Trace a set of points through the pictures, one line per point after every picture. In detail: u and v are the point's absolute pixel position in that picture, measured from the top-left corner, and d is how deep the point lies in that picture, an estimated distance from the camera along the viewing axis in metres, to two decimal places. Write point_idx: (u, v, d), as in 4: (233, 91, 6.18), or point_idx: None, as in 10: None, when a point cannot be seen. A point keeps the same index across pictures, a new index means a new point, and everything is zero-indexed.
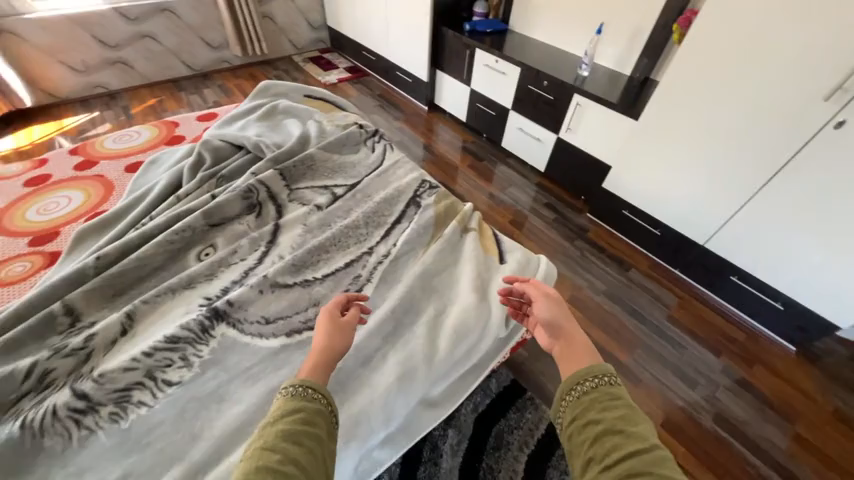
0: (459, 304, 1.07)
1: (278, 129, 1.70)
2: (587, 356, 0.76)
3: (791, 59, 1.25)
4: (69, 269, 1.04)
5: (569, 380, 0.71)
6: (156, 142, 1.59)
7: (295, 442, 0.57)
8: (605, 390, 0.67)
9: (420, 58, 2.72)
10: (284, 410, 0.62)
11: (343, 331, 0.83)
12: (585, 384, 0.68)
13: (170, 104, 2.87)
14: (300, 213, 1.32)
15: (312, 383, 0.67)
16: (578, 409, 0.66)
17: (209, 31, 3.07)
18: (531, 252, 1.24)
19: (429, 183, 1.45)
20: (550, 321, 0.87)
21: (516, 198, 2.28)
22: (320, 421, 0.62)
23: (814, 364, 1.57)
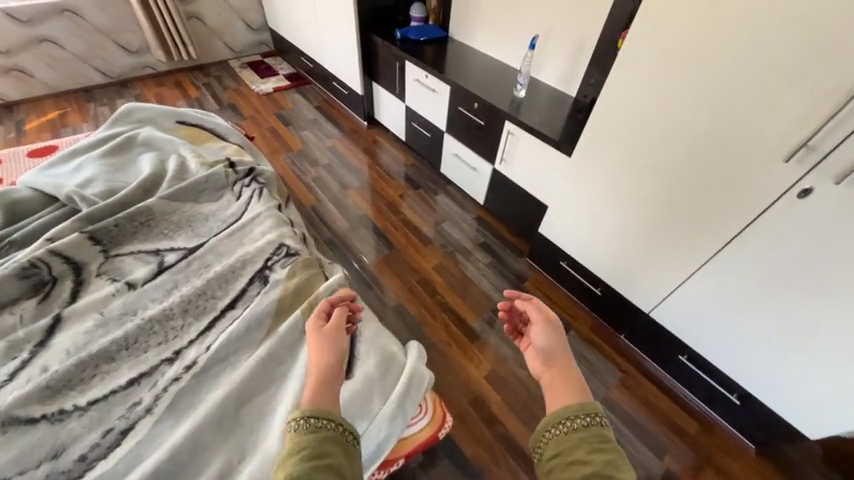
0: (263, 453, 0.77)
1: (126, 167, 1.37)
2: (579, 391, 0.76)
3: (739, 106, 0.94)
4: None
5: (561, 413, 0.70)
6: None
7: (319, 474, 0.57)
8: (596, 432, 0.67)
9: (352, 70, 2.41)
10: (294, 444, 0.62)
11: (336, 340, 0.82)
12: (578, 417, 0.69)
13: (73, 118, 2.53)
14: (100, 296, 1.00)
15: (320, 411, 0.67)
16: (567, 442, 0.67)
17: (124, 34, 2.73)
18: (392, 355, 0.95)
19: (287, 247, 1.13)
20: (550, 350, 0.88)
21: (449, 236, 1.97)
22: (335, 449, 0.63)
23: (777, 469, 1.28)
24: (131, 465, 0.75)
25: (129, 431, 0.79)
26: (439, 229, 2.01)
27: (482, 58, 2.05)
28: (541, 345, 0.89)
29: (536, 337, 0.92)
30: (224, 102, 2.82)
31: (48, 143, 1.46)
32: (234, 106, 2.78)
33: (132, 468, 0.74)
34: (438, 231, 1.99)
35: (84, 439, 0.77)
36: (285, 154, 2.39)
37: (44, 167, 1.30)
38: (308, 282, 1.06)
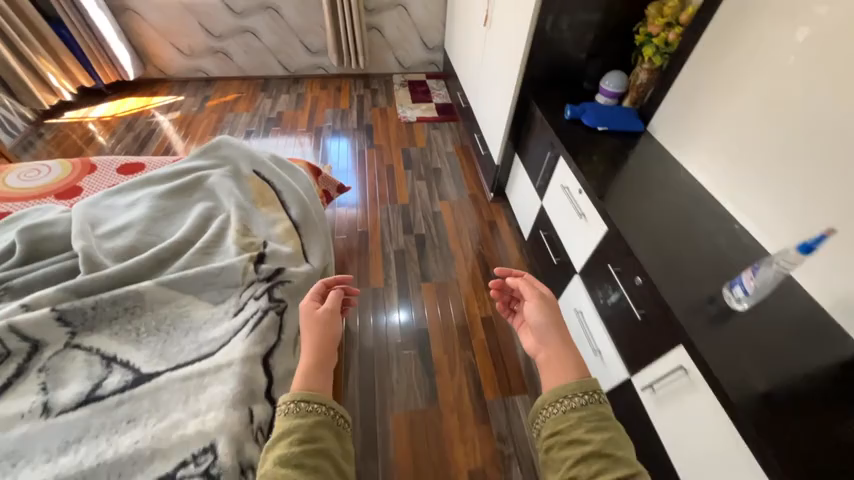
0: None
1: (172, 218, 1.21)
2: (575, 371, 0.67)
3: None
4: None
5: (562, 387, 0.60)
6: (46, 190, 1.28)
7: (305, 460, 0.56)
8: (590, 410, 0.57)
9: (497, 133, 1.90)
10: (283, 431, 0.61)
11: (327, 321, 0.84)
12: (574, 396, 0.59)
13: (241, 105, 2.76)
14: (6, 413, 0.80)
15: (315, 395, 0.66)
16: (565, 419, 0.57)
17: (310, 36, 2.83)
18: None
19: (216, 456, 0.75)
20: (539, 326, 0.79)
21: (517, 423, 1.32)
22: (324, 433, 0.62)
23: None
24: None
25: None
26: (508, 404, 1.38)
27: (685, 186, 1.25)
28: (536, 322, 0.81)
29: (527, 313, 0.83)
30: (365, 121, 2.67)
31: (142, 158, 1.42)
32: (371, 129, 2.60)
33: None
34: (506, 408, 1.36)
35: None
36: (386, 205, 2.08)
37: (108, 193, 1.23)
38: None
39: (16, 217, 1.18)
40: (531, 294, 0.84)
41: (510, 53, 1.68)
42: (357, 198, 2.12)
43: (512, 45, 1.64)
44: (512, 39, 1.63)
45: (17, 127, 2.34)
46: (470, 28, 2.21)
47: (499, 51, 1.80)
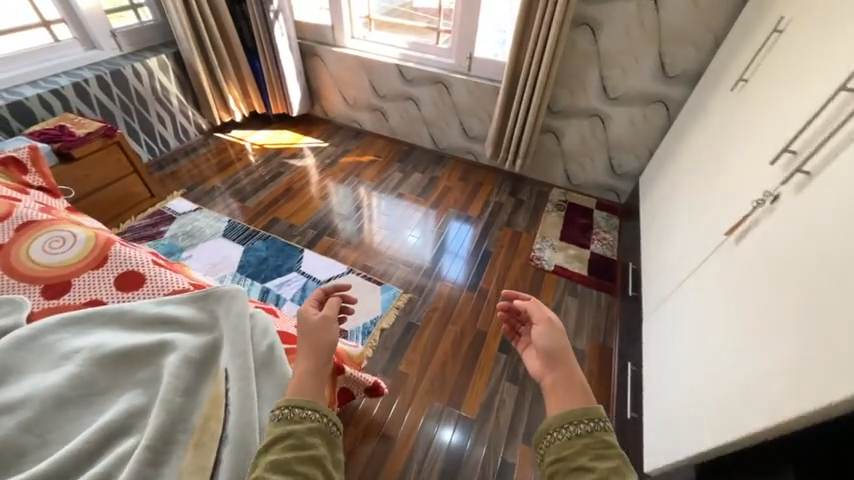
0: None
1: (83, 408, 0.82)
2: (580, 394, 0.70)
3: None
4: None
5: (572, 413, 0.65)
6: (43, 273, 1.07)
7: (297, 466, 0.65)
8: (599, 439, 0.61)
9: (672, 427, 1.00)
10: (277, 436, 0.69)
11: (322, 321, 0.91)
12: (580, 426, 0.63)
13: (370, 171, 2.50)
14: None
15: (308, 405, 0.74)
16: (574, 444, 0.61)
17: (472, 119, 2.39)
18: None
19: None
20: (545, 348, 0.77)
21: None
22: (316, 440, 0.70)
23: None
24: None
25: None
26: None
27: None
28: (543, 344, 0.79)
29: (535, 337, 0.81)
30: (486, 244, 2.04)
31: (156, 267, 1.12)
32: (487, 259, 1.96)
33: None
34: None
35: None
36: (442, 405, 1.39)
37: (66, 320, 0.93)
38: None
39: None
40: (540, 319, 0.82)
41: (769, 358, 0.75)
42: (413, 369, 1.49)
43: (781, 350, 0.73)
44: (790, 344, 0.72)
45: (190, 133, 2.55)
46: (692, 201, 1.33)
47: (740, 317, 0.88)
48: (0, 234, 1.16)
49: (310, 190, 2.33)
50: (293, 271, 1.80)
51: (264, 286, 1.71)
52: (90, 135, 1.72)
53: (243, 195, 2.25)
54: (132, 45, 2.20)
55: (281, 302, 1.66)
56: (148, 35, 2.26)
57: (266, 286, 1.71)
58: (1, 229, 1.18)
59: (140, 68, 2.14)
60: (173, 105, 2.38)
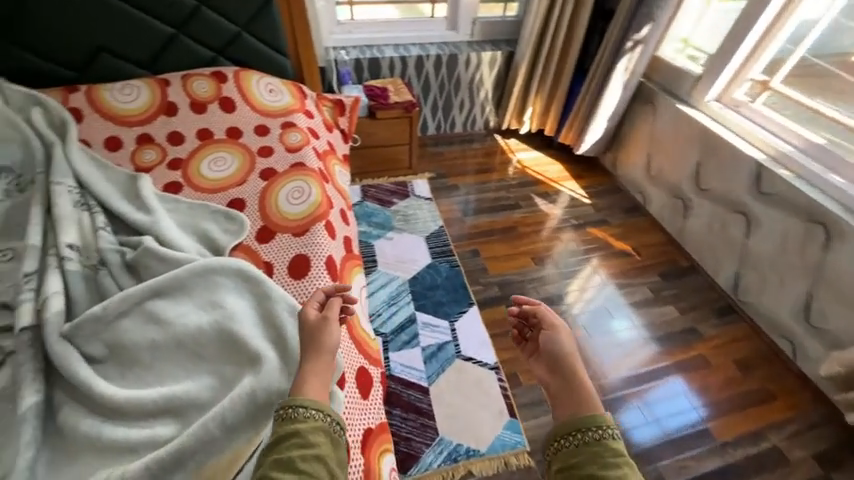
0: None
1: (183, 361, 0.88)
2: (583, 402, 0.81)
3: None
4: (80, 170, 1.24)
5: (580, 421, 0.76)
6: (272, 212, 1.24)
7: (300, 464, 0.65)
8: (603, 445, 0.71)
9: None
10: (280, 435, 0.70)
11: (318, 320, 0.88)
12: (590, 434, 0.73)
13: (615, 261, 1.90)
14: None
15: (306, 403, 0.74)
16: (589, 451, 0.71)
17: (833, 306, 1.41)
18: None
19: None
20: (554, 356, 0.92)
21: None
22: (319, 438, 0.71)
23: None
24: None
25: None
26: None
27: None
28: (551, 351, 0.93)
29: (544, 346, 0.95)
30: None
31: (325, 266, 1.12)
32: None
33: None
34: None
35: None
36: None
37: (241, 270, 1.02)
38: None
39: (226, 213, 1.22)
40: (549, 325, 0.97)
41: None
42: None
43: None
44: None
45: (476, 126, 2.59)
46: None
47: None
48: (283, 163, 1.43)
49: (530, 241, 1.98)
50: (447, 319, 1.59)
51: (413, 314, 1.59)
52: (397, 104, 1.94)
53: (476, 205, 2.15)
54: (482, 34, 2.33)
55: (413, 342, 1.50)
56: (500, 30, 2.35)
57: (415, 315, 1.58)
58: (287, 158, 1.46)
59: (473, 57, 2.26)
60: (479, 97, 2.45)
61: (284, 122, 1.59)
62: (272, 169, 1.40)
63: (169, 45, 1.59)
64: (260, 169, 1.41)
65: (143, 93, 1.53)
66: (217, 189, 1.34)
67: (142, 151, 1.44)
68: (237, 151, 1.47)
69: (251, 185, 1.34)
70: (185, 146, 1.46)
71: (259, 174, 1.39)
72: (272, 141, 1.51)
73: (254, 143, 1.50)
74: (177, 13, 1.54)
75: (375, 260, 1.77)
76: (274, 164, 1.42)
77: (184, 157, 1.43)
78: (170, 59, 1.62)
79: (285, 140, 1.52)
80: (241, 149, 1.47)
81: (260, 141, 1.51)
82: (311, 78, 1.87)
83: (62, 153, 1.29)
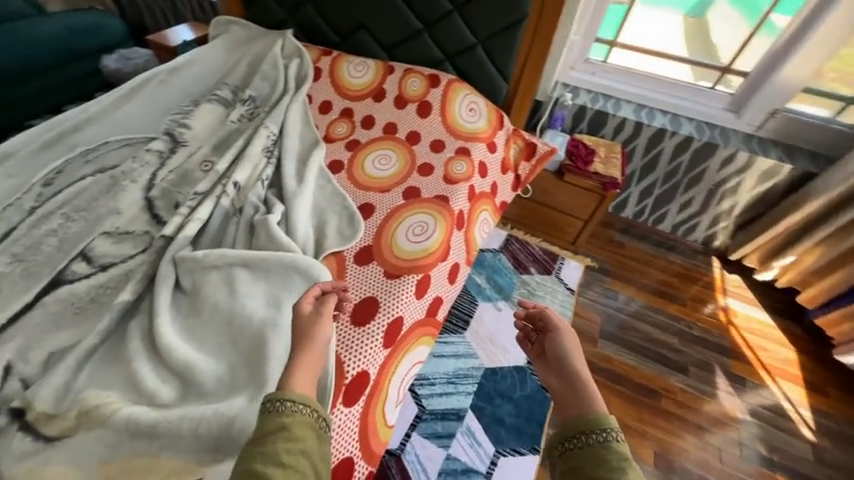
0: None
1: (222, 341, 0.91)
2: (588, 403, 0.80)
3: None
4: (287, 126, 1.46)
5: (583, 424, 0.74)
6: (385, 237, 1.18)
7: (285, 459, 0.63)
8: (602, 446, 0.70)
9: None
10: (264, 429, 0.67)
11: (308, 314, 0.86)
12: (592, 435, 0.72)
13: None
14: (121, 206, 1.16)
15: (294, 396, 0.70)
16: (595, 454, 0.70)
17: None
18: None
19: None
20: (561, 360, 0.91)
21: None
22: (304, 429, 0.68)
23: None
24: (31, 164, 1.25)
25: (39, 174, 1.22)
26: None
27: None
28: (556, 352, 0.94)
29: (549, 346, 0.96)
30: None
31: (384, 327, 0.98)
32: None
33: (28, 163, 1.25)
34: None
35: (72, 163, 1.28)
36: None
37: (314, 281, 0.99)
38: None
39: (351, 214, 1.22)
40: (554, 325, 0.99)
41: None
42: None
43: None
44: None
45: (692, 236, 1.98)
46: None
47: None
48: (431, 189, 1.34)
49: (667, 426, 1.43)
50: (495, 445, 1.27)
51: (462, 408, 1.33)
52: (595, 175, 1.59)
53: (631, 333, 1.66)
54: (773, 133, 1.68)
55: (443, 440, 1.26)
56: (806, 136, 1.64)
57: (465, 413, 1.32)
58: (438, 185, 1.35)
59: (740, 157, 1.66)
60: (719, 205, 1.84)
61: (461, 147, 1.48)
62: (417, 190, 1.33)
63: (412, 38, 1.65)
64: (407, 185, 1.35)
65: (369, 72, 1.66)
66: (363, 186, 1.34)
67: (338, 125, 1.58)
68: (403, 156, 1.45)
69: (390, 197, 1.31)
70: (369, 132, 1.54)
71: (404, 190, 1.34)
72: (437, 161, 1.43)
73: (423, 156, 1.46)
74: (433, 12, 1.57)
75: (466, 324, 1.55)
76: (422, 186, 1.35)
77: (362, 144, 1.50)
78: (405, 51, 1.69)
79: (450, 166, 1.41)
80: (407, 157, 1.45)
81: (428, 156, 1.45)
82: (519, 110, 1.70)
83: (287, 103, 1.55)
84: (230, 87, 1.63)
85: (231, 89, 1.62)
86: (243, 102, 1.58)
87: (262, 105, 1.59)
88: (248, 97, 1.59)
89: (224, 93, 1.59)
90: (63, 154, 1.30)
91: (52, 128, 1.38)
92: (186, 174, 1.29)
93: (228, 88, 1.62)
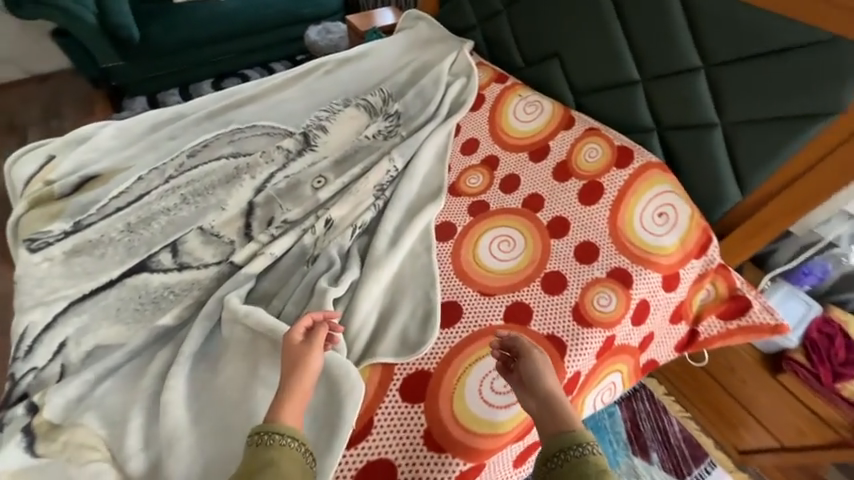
0: (116, 126, 1.33)
1: (217, 424, 0.77)
2: (561, 418, 0.71)
3: None
4: (414, 162, 1.24)
5: (561, 439, 0.68)
6: (454, 372, 0.85)
7: None
8: (581, 461, 0.65)
9: None
10: (253, 463, 0.65)
11: (301, 347, 0.78)
12: (570, 451, 0.66)
13: None
14: (227, 203, 1.14)
15: (284, 428, 0.69)
16: (576, 469, 0.64)
17: None
18: (11, 170, 1.23)
19: (32, 248, 1.00)
20: (534, 380, 0.76)
21: None
22: (290, 462, 0.67)
23: None
24: (192, 133, 1.35)
25: (192, 144, 1.31)
26: None
27: None
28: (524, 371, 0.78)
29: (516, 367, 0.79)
30: None
31: None
32: None
33: (191, 130, 1.35)
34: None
35: (220, 139, 1.33)
36: None
37: (334, 382, 0.81)
38: (33, 200, 1.11)
39: (428, 312, 0.95)
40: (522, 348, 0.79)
41: None
42: None
43: None
44: None
45: None
46: None
47: None
48: (546, 321, 0.95)
49: None
50: None
51: None
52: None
53: None
54: None
55: None
56: None
57: None
58: (560, 319, 0.95)
59: None
60: None
61: (616, 270, 1.02)
62: (528, 314, 0.96)
63: (618, 88, 1.18)
64: (517, 299, 0.98)
65: (538, 118, 1.28)
66: (463, 273, 1.04)
67: (471, 177, 1.26)
68: (530, 252, 1.08)
69: (489, 305, 0.97)
70: (506, 198, 1.19)
71: (511, 304, 0.98)
72: (576, 279, 1.01)
73: (558, 261, 1.05)
74: (667, 64, 1.08)
75: None
76: (538, 310, 0.96)
77: (486, 212, 1.17)
78: (601, 99, 1.23)
79: (591, 296, 0.98)
80: (536, 255, 1.07)
81: (565, 264, 1.04)
82: (746, 241, 1.08)
83: (428, 133, 1.32)
84: (385, 92, 1.47)
85: (384, 95, 1.45)
86: (388, 115, 1.41)
87: (405, 124, 1.39)
88: (395, 110, 1.42)
89: (376, 98, 1.44)
90: (219, 128, 1.37)
91: (225, 99, 1.47)
92: (296, 184, 1.20)
93: (382, 93, 1.46)
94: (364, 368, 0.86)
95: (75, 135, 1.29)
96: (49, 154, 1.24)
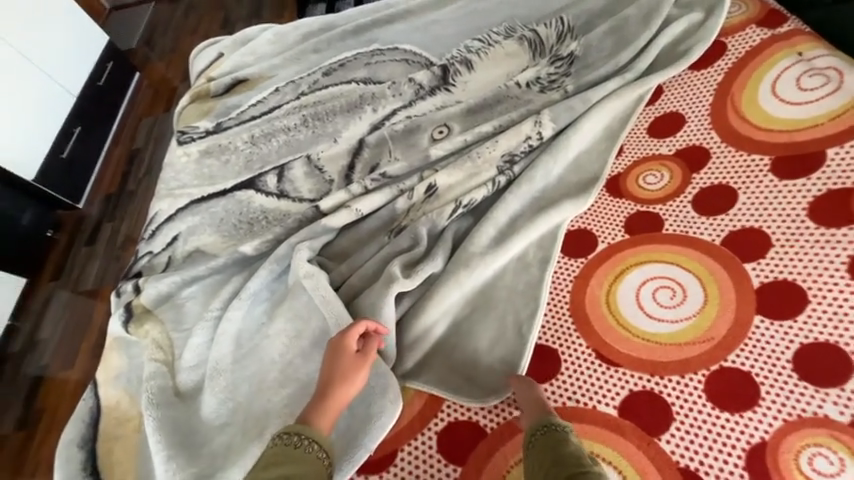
0: (275, 31, 1.32)
1: (254, 374, 0.74)
2: (537, 412, 0.60)
3: None
4: (570, 132, 0.87)
5: (535, 423, 0.58)
6: (513, 455, 0.62)
7: None
8: (556, 443, 0.55)
9: None
10: (277, 466, 0.54)
11: (351, 361, 0.64)
12: (544, 430, 0.56)
13: None
14: (341, 135, 1.03)
15: (323, 438, 0.59)
16: (557, 444, 0.55)
17: None
18: (193, 61, 1.35)
19: (181, 139, 1.10)
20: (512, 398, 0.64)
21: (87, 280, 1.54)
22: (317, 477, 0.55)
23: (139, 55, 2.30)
24: (335, 48, 1.24)
25: (332, 59, 1.21)
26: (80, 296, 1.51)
27: None
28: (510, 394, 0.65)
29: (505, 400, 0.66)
30: None
31: None
32: None
33: (334, 45, 1.25)
34: (87, 260, 1.58)
35: (358, 58, 1.19)
36: None
37: (373, 395, 0.67)
38: (194, 95, 1.22)
39: (510, 350, 0.70)
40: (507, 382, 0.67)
41: None
42: None
43: None
44: None
45: None
46: None
47: None
48: (690, 443, 0.59)
49: None
50: None
51: None
52: None
53: None
54: None
55: None
56: None
57: None
58: (717, 453, 0.58)
59: None
60: None
61: None
62: (662, 418, 0.61)
63: None
64: (651, 388, 0.64)
65: (815, 103, 0.76)
66: (581, 314, 0.72)
67: (650, 173, 0.83)
68: (710, 324, 0.66)
69: (603, 378, 0.66)
70: (697, 223, 0.75)
71: (638, 390, 0.64)
72: (776, 403, 0.59)
73: (754, 358, 0.62)
74: None
75: None
76: (682, 421, 0.61)
77: (656, 235, 0.76)
78: None
79: (798, 446, 0.56)
80: (717, 334, 0.65)
81: (767, 369, 0.61)
82: None
83: (606, 93, 0.91)
84: (565, 22, 1.05)
85: (564, 27, 1.05)
86: (558, 57, 1.01)
87: (578, 72, 0.98)
88: (570, 51, 1.01)
89: (550, 29, 1.05)
90: (360, 46, 1.23)
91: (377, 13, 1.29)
92: (413, 129, 0.99)
93: (561, 24, 1.05)
94: (406, 388, 0.70)
95: (242, 35, 1.34)
96: (219, 51, 1.32)
